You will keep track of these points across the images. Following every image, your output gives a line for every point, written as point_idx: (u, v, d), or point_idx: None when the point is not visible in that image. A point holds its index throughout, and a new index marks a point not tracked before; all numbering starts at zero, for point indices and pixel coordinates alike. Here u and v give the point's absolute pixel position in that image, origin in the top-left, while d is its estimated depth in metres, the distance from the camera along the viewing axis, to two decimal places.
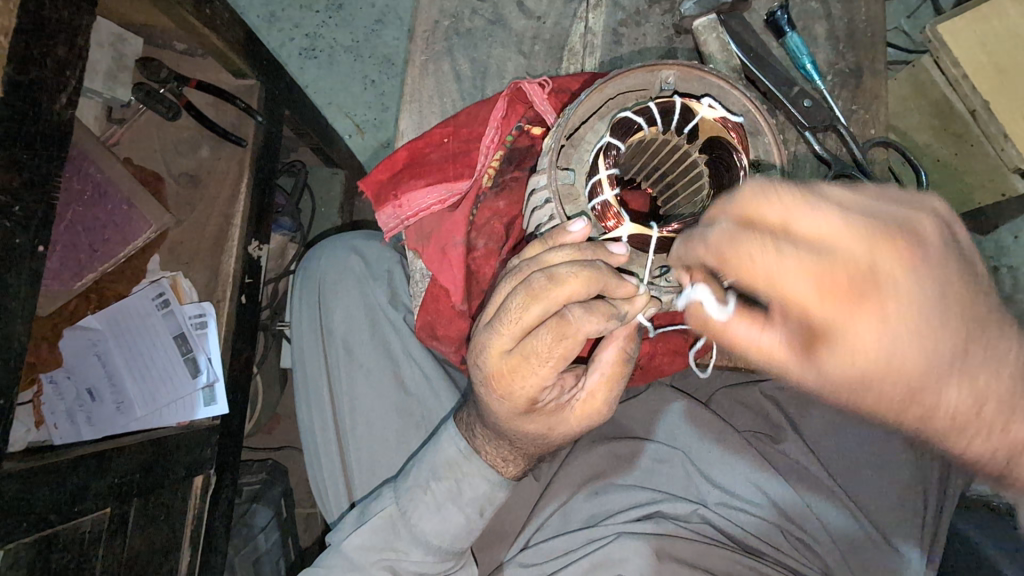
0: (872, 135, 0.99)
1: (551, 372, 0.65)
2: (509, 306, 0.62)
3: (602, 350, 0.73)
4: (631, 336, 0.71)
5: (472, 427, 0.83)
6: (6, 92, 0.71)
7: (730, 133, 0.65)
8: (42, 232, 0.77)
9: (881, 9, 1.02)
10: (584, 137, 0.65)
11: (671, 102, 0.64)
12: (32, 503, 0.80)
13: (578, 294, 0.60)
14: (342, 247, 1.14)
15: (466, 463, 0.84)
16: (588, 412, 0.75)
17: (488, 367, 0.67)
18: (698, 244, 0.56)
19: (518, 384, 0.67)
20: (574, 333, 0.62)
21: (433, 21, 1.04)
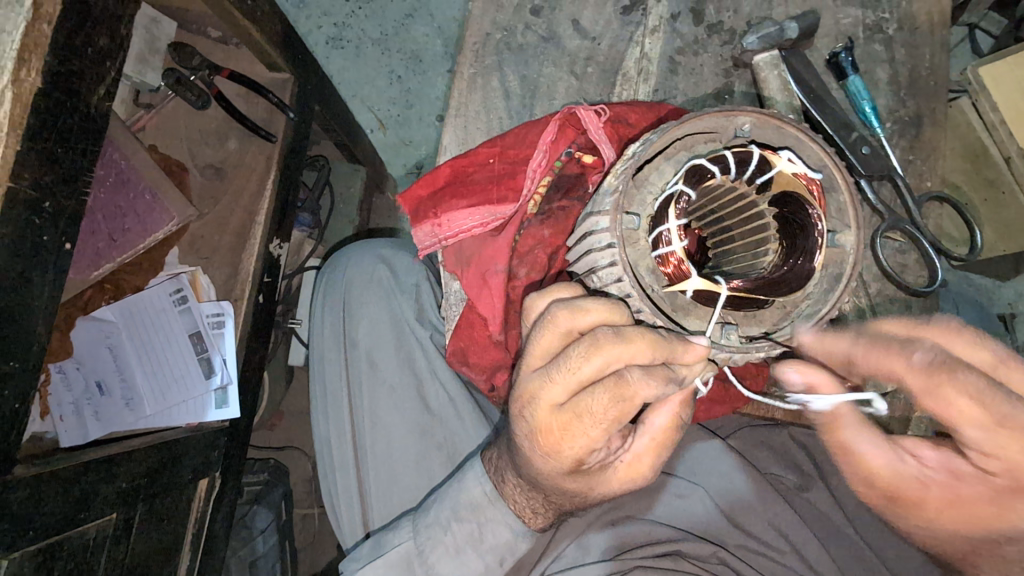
0: (927, 187, 0.96)
1: (602, 434, 0.63)
2: (567, 363, 0.61)
3: (655, 414, 0.67)
4: (686, 401, 0.66)
5: (500, 472, 0.78)
6: (47, 83, 0.67)
7: (806, 187, 0.62)
8: (71, 229, 0.74)
9: (946, 56, 0.99)
10: (648, 178, 0.63)
11: (748, 151, 0.62)
12: (40, 509, 0.76)
13: (642, 356, 0.58)
14: (369, 254, 1.12)
15: (491, 508, 0.79)
16: (630, 476, 0.70)
17: (535, 421, 0.65)
18: (843, 342, 0.66)
19: (567, 446, 0.64)
20: (632, 396, 0.60)
21: (484, 33, 1.00)
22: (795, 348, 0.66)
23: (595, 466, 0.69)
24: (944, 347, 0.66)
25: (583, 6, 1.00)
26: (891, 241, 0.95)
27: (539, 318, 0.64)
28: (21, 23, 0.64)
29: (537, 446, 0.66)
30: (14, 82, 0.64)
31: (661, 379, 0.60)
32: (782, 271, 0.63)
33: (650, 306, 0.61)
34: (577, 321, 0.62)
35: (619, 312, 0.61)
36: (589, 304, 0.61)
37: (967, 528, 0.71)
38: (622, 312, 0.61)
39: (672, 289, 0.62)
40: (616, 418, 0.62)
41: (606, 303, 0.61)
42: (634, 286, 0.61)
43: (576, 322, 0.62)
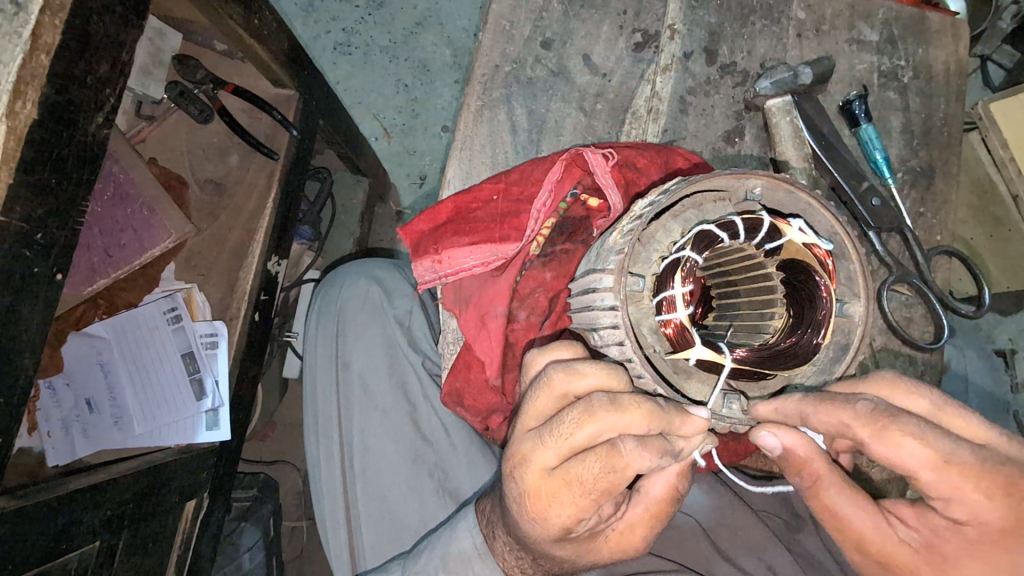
0: (937, 240, 0.94)
1: (591, 504, 0.61)
2: (560, 429, 0.60)
3: (651, 483, 0.66)
4: (683, 472, 0.65)
5: (492, 527, 0.77)
6: (42, 113, 0.65)
7: (817, 257, 0.61)
8: (62, 260, 0.72)
9: (960, 106, 0.97)
10: (654, 236, 0.62)
11: (758, 218, 0.60)
12: (22, 541, 0.75)
13: (637, 426, 0.57)
14: (364, 274, 1.09)
15: (480, 562, 0.78)
16: (621, 543, 0.69)
17: (524, 484, 0.63)
18: (847, 409, 0.57)
19: (556, 514, 0.62)
20: (624, 467, 0.58)
21: (493, 64, 0.98)
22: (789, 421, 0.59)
23: (587, 532, 0.67)
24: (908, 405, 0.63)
25: (595, 41, 0.99)
26: (898, 294, 0.93)
27: (535, 378, 0.63)
28: (19, 55, 0.63)
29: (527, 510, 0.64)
30: (9, 114, 0.62)
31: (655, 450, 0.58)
32: (788, 342, 0.62)
33: (653, 374, 0.59)
34: (573, 385, 0.61)
35: (617, 378, 0.59)
36: (586, 368, 0.60)
37: None
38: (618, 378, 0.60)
39: (677, 356, 0.60)
40: (608, 488, 0.60)
41: (605, 369, 0.60)
42: (636, 353, 0.59)
43: (570, 387, 0.61)
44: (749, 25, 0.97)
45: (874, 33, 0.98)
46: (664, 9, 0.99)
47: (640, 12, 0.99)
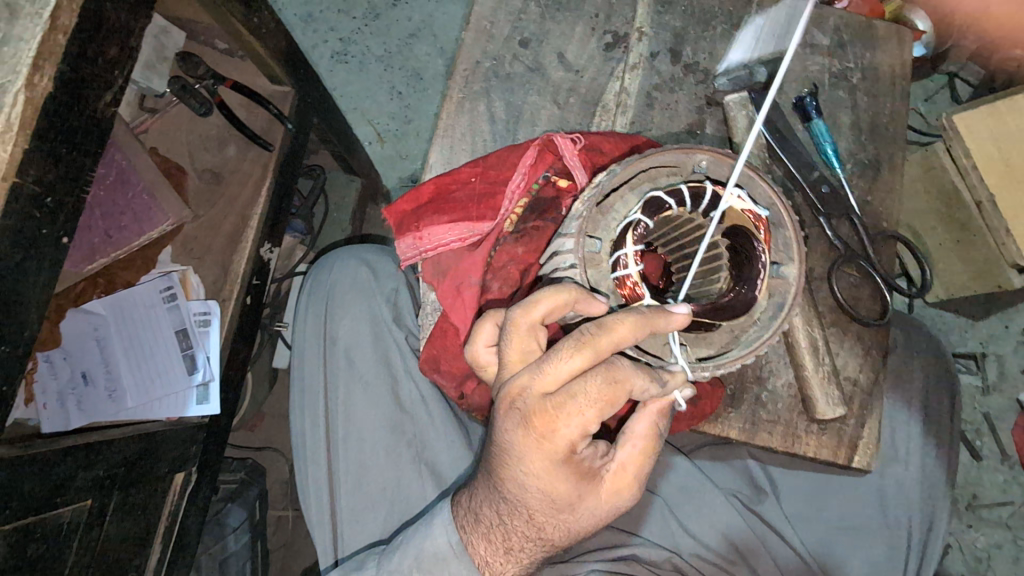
0: (884, 227, 1.01)
1: (597, 418, 0.62)
2: (554, 358, 0.61)
3: (635, 423, 0.70)
4: (664, 412, 0.69)
5: (475, 510, 0.78)
6: (56, 87, 0.71)
7: (755, 224, 0.68)
8: (68, 225, 0.78)
9: (906, 106, 1.06)
10: (613, 206, 0.68)
11: (702, 187, 0.67)
12: (18, 491, 0.79)
13: (627, 340, 0.59)
14: (353, 257, 1.16)
15: (455, 560, 0.81)
16: (618, 487, 0.70)
17: (524, 415, 0.64)
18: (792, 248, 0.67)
19: (558, 445, 0.64)
20: (624, 381, 0.61)
21: (474, 60, 1.06)
22: (706, 339, 0.68)
23: (584, 468, 0.68)
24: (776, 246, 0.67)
25: (568, 42, 1.07)
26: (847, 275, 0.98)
27: (504, 326, 0.65)
28: (38, 34, 0.69)
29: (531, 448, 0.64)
30: (27, 86, 0.68)
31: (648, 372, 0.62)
32: (729, 297, 0.68)
33: None
34: (533, 316, 0.62)
35: (566, 293, 0.61)
36: (557, 294, 0.61)
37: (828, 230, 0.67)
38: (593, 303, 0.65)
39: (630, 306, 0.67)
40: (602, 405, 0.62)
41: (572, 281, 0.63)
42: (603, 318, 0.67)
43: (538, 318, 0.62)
44: (711, 29, 1.05)
45: (825, 38, 1.07)
46: (633, 14, 1.07)
47: (611, 16, 1.08)
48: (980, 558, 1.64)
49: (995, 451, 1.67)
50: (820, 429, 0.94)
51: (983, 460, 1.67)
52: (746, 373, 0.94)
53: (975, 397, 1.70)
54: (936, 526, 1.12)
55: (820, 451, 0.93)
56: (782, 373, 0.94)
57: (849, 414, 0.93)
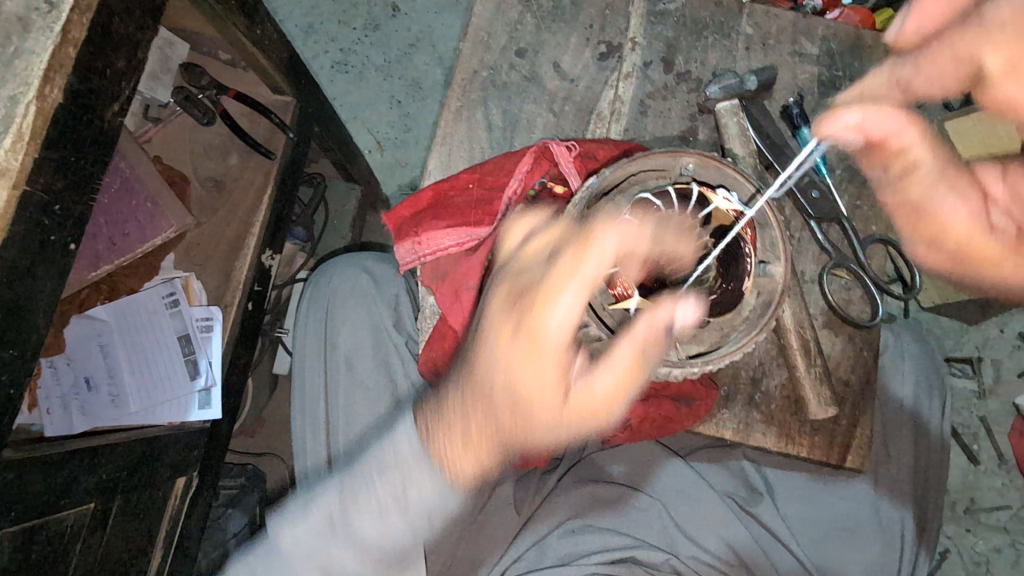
0: (873, 231, 1.04)
1: (579, 296, 0.67)
2: (582, 283, 0.66)
3: (622, 342, 0.68)
4: (656, 338, 0.67)
5: (437, 420, 0.84)
6: (66, 98, 0.74)
7: (743, 225, 0.71)
8: (76, 232, 0.80)
9: None
10: (601, 209, 0.70)
11: (688, 188, 0.71)
12: (24, 492, 0.80)
13: (615, 229, 0.65)
14: (354, 264, 1.17)
15: (415, 467, 0.87)
16: (584, 406, 0.71)
17: (513, 292, 0.71)
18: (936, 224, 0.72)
19: (532, 369, 0.70)
20: (608, 259, 0.66)
21: (472, 70, 1.09)
22: (699, 339, 0.70)
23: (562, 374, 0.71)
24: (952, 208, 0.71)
25: (563, 51, 1.10)
26: (838, 279, 1.00)
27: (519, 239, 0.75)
28: (49, 46, 0.71)
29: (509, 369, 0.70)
30: (38, 97, 0.70)
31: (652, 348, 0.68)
32: (715, 296, 0.73)
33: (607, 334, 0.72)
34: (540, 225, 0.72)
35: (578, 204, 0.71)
36: (615, 219, 0.67)
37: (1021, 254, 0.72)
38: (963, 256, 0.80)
39: (619, 307, 0.72)
40: (982, 196, 0.71)
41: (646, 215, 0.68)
42: (603, 331, 0.72)
43: (936, 21, 0.69)
44: (703, 39, 1.08)
45: (814, 47, 1.09)
46: (626, 25, 1.10)
47: (605, 27, 1.11)
48: (979, 562, 1.65)
49: (992, 454, 1.69)
50: (812, 429, 0.95)
51: (981, 464, 1.68)
52: (738, 373, 0.96)
53: (972, 402, 1.71)
54: (929, 525, 1.13)
55: (813, 451, 0.95)
56: (775, 374, 0.95)
57: (841, 414, 0.95)
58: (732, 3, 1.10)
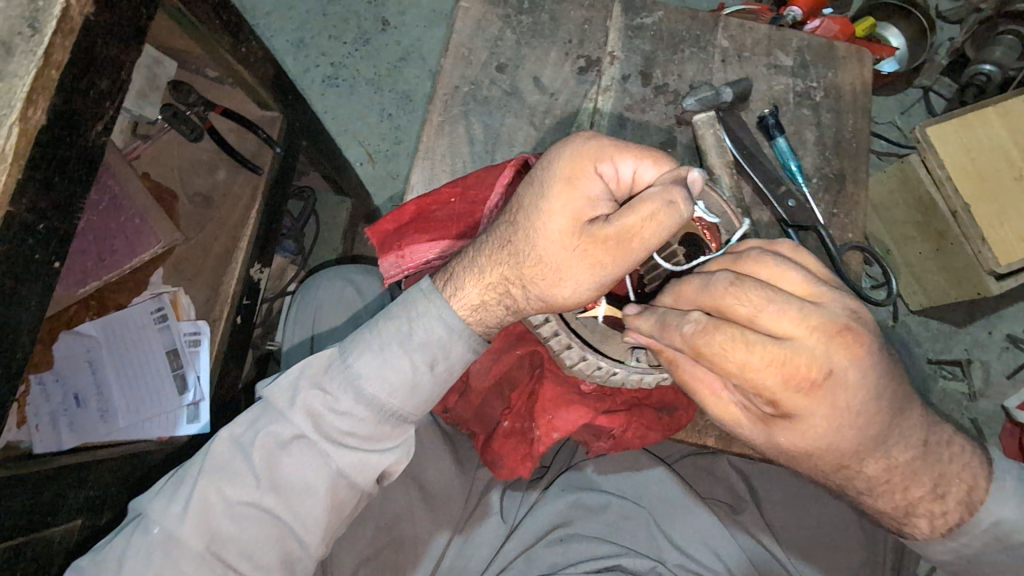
0: (851, 239, 1.05)
1: (565, 163, 0.73)
2: (534, 217, 0.74)
3: (630, 220, 0.68)
4: (663, 202, 0.67)
5: (340, 372, 0.81)
6: (49, 119, 0.75)
7: (703, 230, 0.80)
8: (59, 250, 0.81)
9: (869, 122, 1.10)
10: (535, 175, 0.76)
11: None
12: (9, 509, 0.80)
13: (584, 146, 0.74)
14: (341, 278, 1.19)
15: (309, 431, 0.80)
16: (616, 237, 0.69)
17: (513, 211, 0.76)
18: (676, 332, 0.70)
19: (491, 306, 0.79)
20: (583, 152, 0.73)
21: (453, 85, 1.11)
22: None
23: (586, 217, 0.72)
24: (735, 309, 0.68)
25: (543, 66, 1.12)
26: None
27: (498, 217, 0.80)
28: (32, 69, 0.73)
29: (461, 318, 0.79)
30: (21, 120, 0.72)
31: (615, 267, 0.71)
32: None
33: (580, 342, 0.78)
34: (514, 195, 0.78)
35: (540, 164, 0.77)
36: (570, 151, 0.74)
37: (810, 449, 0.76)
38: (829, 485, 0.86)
39: (588, 315, 0.81)
40: (759, 304, 0.67)
41: (593, 141, 0.75)
42: (574, 339, 0.78)
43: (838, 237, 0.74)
44: (680, 52, 1.11)
45: (789, 59, 1.12)
46: (605, 39, 1.12)
47: (584, 41, 1.13)
48: None
49: None
50: None
51: None
52: None
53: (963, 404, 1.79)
54: None
55: None
56: None
57: None
58: (708, 17, 1.13)
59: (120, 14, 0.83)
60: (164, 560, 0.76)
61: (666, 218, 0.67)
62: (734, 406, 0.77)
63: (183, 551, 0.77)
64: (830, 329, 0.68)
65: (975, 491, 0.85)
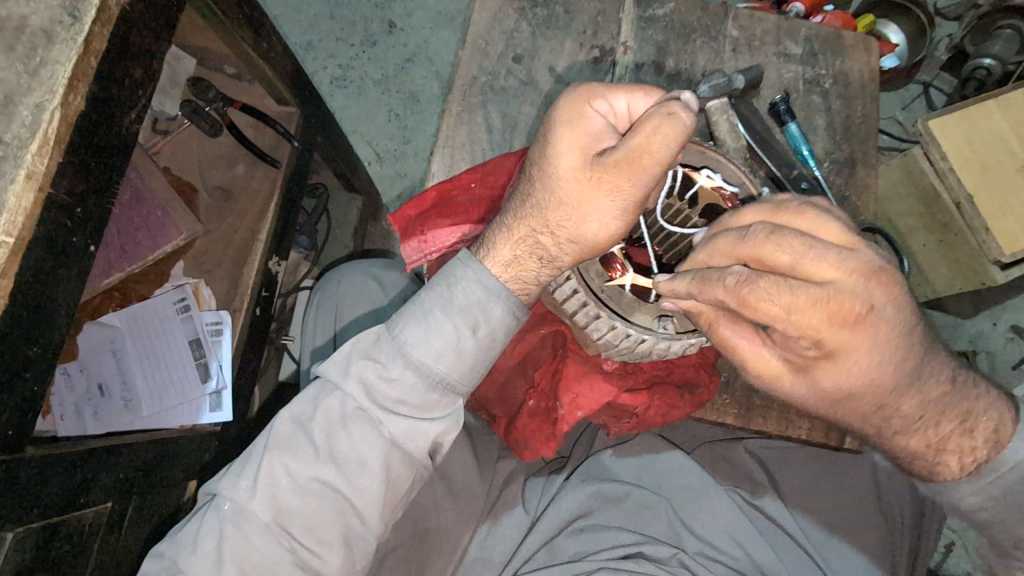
0: (862, 221, 1.08)
1: (563, 107, 0.77)
2: (547, 163, 0.77)
3: (635, 145, 0.71)
4: (659, 121, 0.70)
5: (389, 341, 0.83)
6: (88, 105, 0.77)
7: (725, 201, 0.83)
8: (95, 234, 0.83)
9: (877, 108, 1.13)
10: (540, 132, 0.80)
11: (675, 173, 0.84)
12: (47, 489, 0.81)
13: (576, 92, 0.78)
14: (362, 270, 1.21)
15: (363, 404, 0.82)
16: (622, 164, 0.72)
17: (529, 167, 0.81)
18: (719, 285, 0.70)
19: (525, 262, 0.82)
20: (579, 95, 0.77)
21: (471, 76, 1.13)
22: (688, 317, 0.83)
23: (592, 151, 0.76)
24: (774, 259, 0.69)
25: (558, 56, 1.15)
26: None
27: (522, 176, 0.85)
28: (73, 56, 0.75)
29: (498, 278, 0.82)
30: (62, 105, 0.74)
31: (635, 191, 0.74)
32: None
33: (607, 312, 0.80)
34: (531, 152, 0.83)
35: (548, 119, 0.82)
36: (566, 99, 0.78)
37: (837, 400, 0.78)
38: (865, 430, 0.84)
39: (614, 285, 0.83)
40: (791, 257, 0.68)
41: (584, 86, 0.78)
42: (603, 309, 0.80)
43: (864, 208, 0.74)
44: (691, 43, 1.13)
45: (798, 48, 1.15)
46: (617, 30, 1.15)
47: (598, 32, 1.15)
48: None
49: None
50: None
51: None
52: None
53: None
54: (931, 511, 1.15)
55: None
56: None
57: None
58: (718, 7, 1.15)
59: (154, 5, 0.85)
60: (234, 530, 0.80)
61: (672, 130, 0.70)
62: (771, 360, 0.77)
63: (251, 521, 0.80)
64: (865, 272, 0.68)
65: (1002, 434, 0.83)
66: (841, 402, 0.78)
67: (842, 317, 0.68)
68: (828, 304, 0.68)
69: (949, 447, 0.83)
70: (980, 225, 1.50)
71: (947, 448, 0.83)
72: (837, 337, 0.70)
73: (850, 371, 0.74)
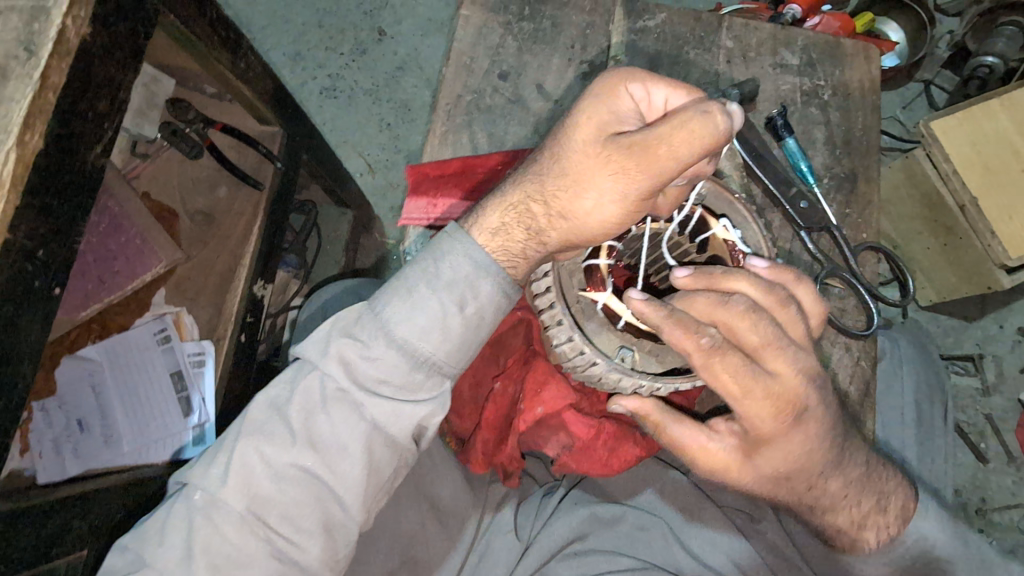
0: (863, 238, 1.04)
1: (599, 92, 0.75)
2: (564, 141, 0.76)
3: (659, 134, 0.69)
4: (692, 114, 0.68)
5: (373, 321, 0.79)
6: (47, 143, 0.73)
7: (734, 255, 0.82)
8: (61, 276, 0.79)
9: (877, 119, 1.09)
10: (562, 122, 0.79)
11: (693, 212, 0.83)
12: (16, 544, 0.78)
13: (616, 76, 0.76)
14: (350, 294, 1.14)
15: (339, 395, 0.78)
16: (639, 148, 0.70)
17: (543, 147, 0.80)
18: (692, 341, 0.72)
19: (513, 230, 0.80)
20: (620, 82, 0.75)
21: (456, 94, 1.09)
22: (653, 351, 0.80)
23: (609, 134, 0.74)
24: (738, 333, 0.75)
25: (546, 72, 1.10)
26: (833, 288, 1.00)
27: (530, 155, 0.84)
28: (29, 93, 0.72)
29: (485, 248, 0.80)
30: (18, 145, 0.70)
31: (643, 179, 0.71)
32: None
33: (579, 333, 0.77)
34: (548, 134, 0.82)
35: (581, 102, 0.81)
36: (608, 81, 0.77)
37: (773, 483, 0.86)
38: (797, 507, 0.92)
39: (588, 295, 0.80)
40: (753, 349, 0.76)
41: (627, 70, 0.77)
42: (567, 316, 0.77)
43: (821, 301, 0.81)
44: (683, 55, 1.09)
45: (795, 58, 1.10)
46: (607, 42, 1.11)
47: (586, 46, 1.11)
48: None
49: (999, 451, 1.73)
50: None
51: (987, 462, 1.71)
52: None
53: (977, 400, 1.77)
54: None
55: None
56: None
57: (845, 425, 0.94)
58: (711, 17, 1.11)
59: (118, 34, 0.81)
60: (207, 523, 0.75)
61: (704, 127, 0.67)
62: (717, 450, 0.83)
63: (226, 514, 0.75)
64: (808, 374, 0.78)
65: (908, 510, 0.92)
66: (778, 483, 0.86)
67: (784, 411, 0.77)
68: (771, 385, 0.77)
69: (869, 523, 0.91)
70: (982, 228, 1.45)
71: (866, 524, 0.91)
72: (771, 425, 0.78)
73: (781, 462, 0.83)
